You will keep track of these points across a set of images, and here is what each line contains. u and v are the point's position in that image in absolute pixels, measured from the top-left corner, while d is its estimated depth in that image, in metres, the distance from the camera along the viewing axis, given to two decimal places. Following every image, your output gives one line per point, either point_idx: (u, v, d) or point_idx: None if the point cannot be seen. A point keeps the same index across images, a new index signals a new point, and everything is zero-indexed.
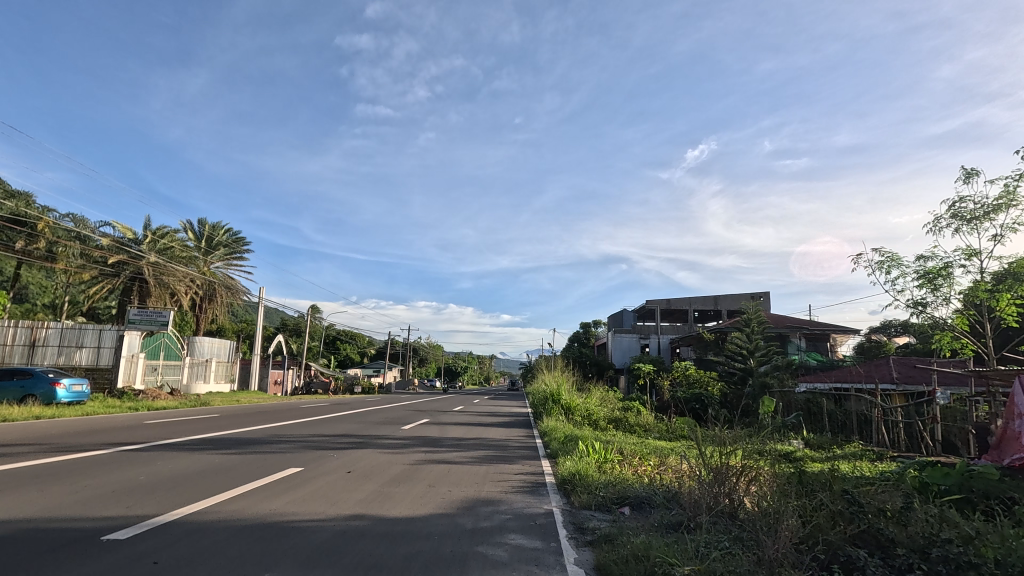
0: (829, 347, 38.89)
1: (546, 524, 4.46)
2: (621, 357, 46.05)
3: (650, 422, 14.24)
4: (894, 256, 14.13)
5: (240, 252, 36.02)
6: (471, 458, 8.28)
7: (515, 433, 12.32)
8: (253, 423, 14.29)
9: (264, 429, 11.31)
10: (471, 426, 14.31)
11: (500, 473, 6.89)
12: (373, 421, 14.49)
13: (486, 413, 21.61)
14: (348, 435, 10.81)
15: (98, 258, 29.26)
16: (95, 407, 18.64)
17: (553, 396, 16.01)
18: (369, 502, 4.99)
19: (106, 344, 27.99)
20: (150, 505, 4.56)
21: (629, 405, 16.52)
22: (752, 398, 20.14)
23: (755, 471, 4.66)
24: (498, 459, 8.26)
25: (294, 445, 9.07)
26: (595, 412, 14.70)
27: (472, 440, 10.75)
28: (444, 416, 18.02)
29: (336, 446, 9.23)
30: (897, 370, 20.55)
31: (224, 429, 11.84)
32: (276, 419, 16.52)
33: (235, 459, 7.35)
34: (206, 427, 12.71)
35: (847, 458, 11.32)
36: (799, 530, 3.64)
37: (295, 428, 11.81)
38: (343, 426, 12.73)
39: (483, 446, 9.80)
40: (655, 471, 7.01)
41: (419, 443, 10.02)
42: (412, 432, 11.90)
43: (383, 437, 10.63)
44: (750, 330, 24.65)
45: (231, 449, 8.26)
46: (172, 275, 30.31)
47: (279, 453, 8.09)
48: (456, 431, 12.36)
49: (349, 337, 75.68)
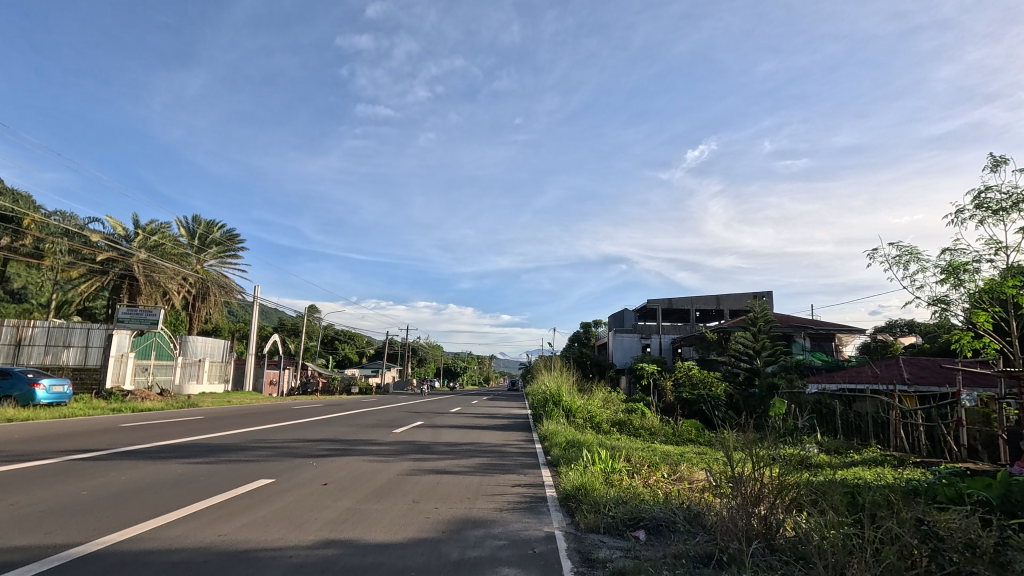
0: (835, 347, 38.18)
1: (547, 554, 3.74)
2: (623, 357, 45.36)
3: (655, 425, 13.55)
4: (914, 251, 13.46)
5: (234, 250, 35.42)
6: (466, 467, 7.53)
7: (513, 437, 11.61)
8: (238, 426, 13.61)
9: (245, 434, 10.59)
10: (467, 429, 13.61)
11: (496, 485, 6.19)
12: (364, 424, 13.79)
13: (485, 415, 20.94)
14: (333, 441, 10.07)
15: (86, 255, 28.55)
16: (78, 408, 17.98)
17: (554, 397, 15.29)
18: (339, 525, 4.25)
19: (94, 344, 27.48)
20: (77, 532, 3.82)
21: (632, 407, 15.79)
22: (760, 400, 19.44)
23: (793, 488, 3.95)
24: (495, 468, 7.54)
25: (272, 453, 8.34)
26: (597, 415, 13.99)
27: (467, 445, 10.02)
28: (440, 418, 17.24)
29: (319, 453, 8.52)
30: (910, 371, 19.80)
31: (203, 433, 11.12)
32: (264, 421, 15.84)
33: (200, 469, 6.63)
34: (185, 429, 12.01)
35: (866, 464, 10.56)
36: (867, 573, 2.90)
37: (279, 432, 11.09)
38: (332, 430, 12.03)
39: (479, 452, 9.07)
40: (669, 484, 6.31)
41: (410, 449, 9.28)
42: (403, 437, 11.19)
43: (371, 442, 9.91)
44: (756, 329, 23.96)
45: (200, 457, 7.53)
46: (163, 272, 29.53)
47: (252, 462, 7.35)
48: (452, 436, 11.65)
49: (347, 337, 75.03)
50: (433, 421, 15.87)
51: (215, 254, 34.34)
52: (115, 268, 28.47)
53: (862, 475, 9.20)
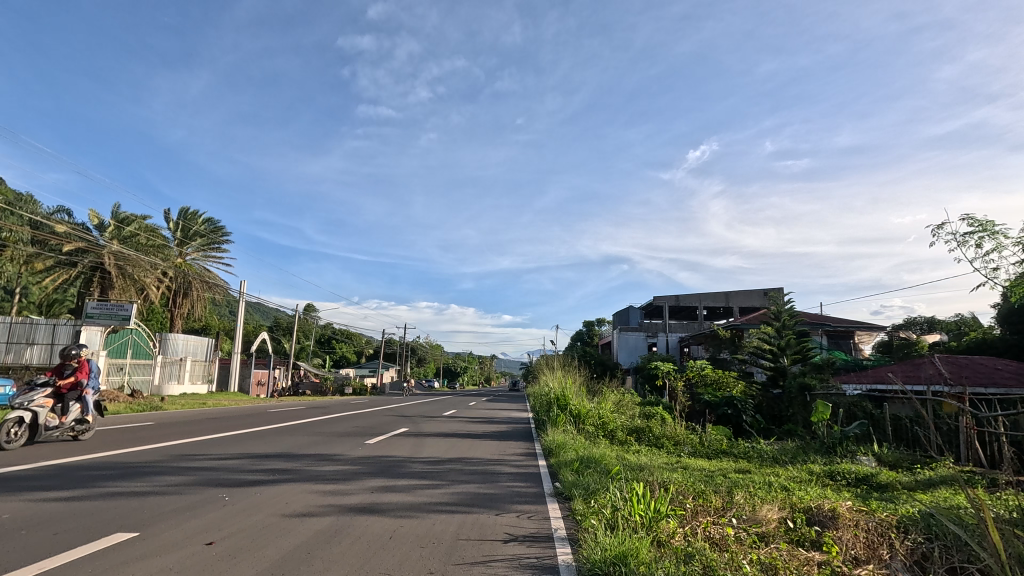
0: (854, 346, 35.99)
1: None
2: (627, 356, 43.41)
3: (679, 434, 11.51)
4: (989, 225, 10.92)
5: (219, 243, 33.60)
6: (443, 500, 5.40)
7: (508, 449, 9.56)
8: (187, 434, 11.58)
9: (177, 448, 8.44)
10: (456, 437, 11.62)
11: (477, 541, 4.05)
12: (335, 431, 11.72)
13: (481, 418, 18.88)
14: (283, 459, 7.86)
15: (52, 246, 26.43)
16: (22, 412, 16.03)
17: (559, 400, 13.15)
18: None
19: (61, 341, 25.22)
20: None
21: (650, 410, 13.64)
22: (789, 402, 17.29)
23: None
24: (483, 501, 5.42)
25: (186, 476, 6.14)
26: (611, 421, 11.89)
27: (452, 461, 7.97)
28: (428, 422, 15.26)
29: (252, 478, 6.32)
30: (955, 372, 17.64)
31: (128, 444, 9.06)
32: (231, 426, 13.81)
33: (50, 510, 4.49)
34: (117, 439, 9.98)
35: (943, 488, 8.54)
36: None
37: (222, 446, 8.92)
38: (291, 440, 9.94)
39: (465, 475, 6.91)
40: (741, 541, 4.36)
41: (374, 471, 7.06)
42: (375, 451, 8.98)
43: (330, 460, 7.85)
44: (779, 324, 21.73)
45: (67, 490, 5.34)
46: (137, 266, 27.39)
47: (142, 496, 5.17)
48: (436, 447, 9.65)
49: (344, 337, 73.33)
50: (420, 427, 13.78)
51: (198, 247, 32.54)
52: (85, 260, 26.28)
53: (948, 501, 7.39)
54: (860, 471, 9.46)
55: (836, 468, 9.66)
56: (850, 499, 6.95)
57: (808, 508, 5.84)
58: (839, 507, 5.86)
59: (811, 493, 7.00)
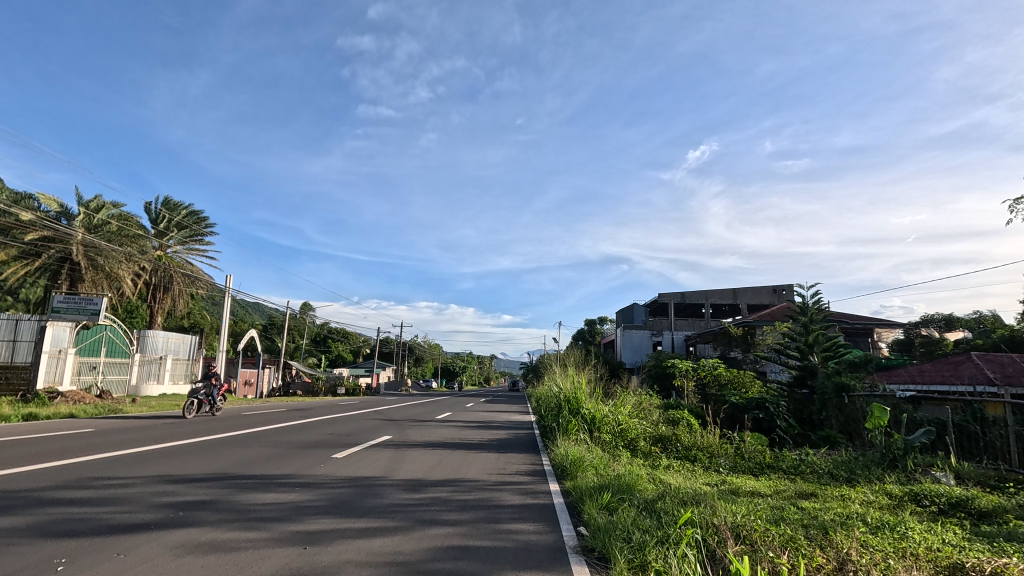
0: (873, 344, 33.96)
1: None
2: (632, 356, 41.36)
3: (714, 444, 9.62)
4: None
5: (201, 234, 31.70)
6: (414, 563, 3.49)
7: (509, 466, 7.61)
8: (127, 444, 9.64)
9: (84, 466, 6.44)
10: (447, 448, 9.64)
11: None
12: (304, 442, 9.74)
13: (479, 422, 16.84)
14: (212, 483, 5.87)
15: (15, 235, 24.50)
16: None
17: (570, 403, 11.20)
18: None
19: (23, 338, 23.38)
20: None
21: (674, 415, 11.73)
22: (822, 404, 15.23)
23: None
24: (474, 565, 3.51)
25: (38, 514, 4.15)
26: (629, 429, 10.03)
27: (437, 486, 6.04)
28: (417, 428, 13.28)
29: (143, 515, 4.36)
30: (1011, 372, 15.54)
31: (29, 460, 7.08)
32: (189, 432, 11.89)
33: None
34: (27, 451, 8.01)
35: None
36: None
37: (147, 463, 6.91)
38: (243, 455, 7.97)
39: (454, 509, 5.01)
40: None
41: (329, 503, 5.13)
42: (342, 470, 7.02)
43: (277, 485, 5.89)
44: (806, 319, 19.71)
45: None
46: (110, 258, 25.47)
47: None
48: (422, 464, 7.68)
49: (340, 335, 71.38)
50: (408, 435, 11.83)
51: (179, 239, 30.65)
52: (50, 251, 24.41)
53: None
54: (949, 492, 7.47)
55: (917, 489, 7.70)
56: (984, 545, 5.02)
57: (960, 573, 3.90)
58: (1005, 567, 3.94)
59: (929, 536, 5.08)
